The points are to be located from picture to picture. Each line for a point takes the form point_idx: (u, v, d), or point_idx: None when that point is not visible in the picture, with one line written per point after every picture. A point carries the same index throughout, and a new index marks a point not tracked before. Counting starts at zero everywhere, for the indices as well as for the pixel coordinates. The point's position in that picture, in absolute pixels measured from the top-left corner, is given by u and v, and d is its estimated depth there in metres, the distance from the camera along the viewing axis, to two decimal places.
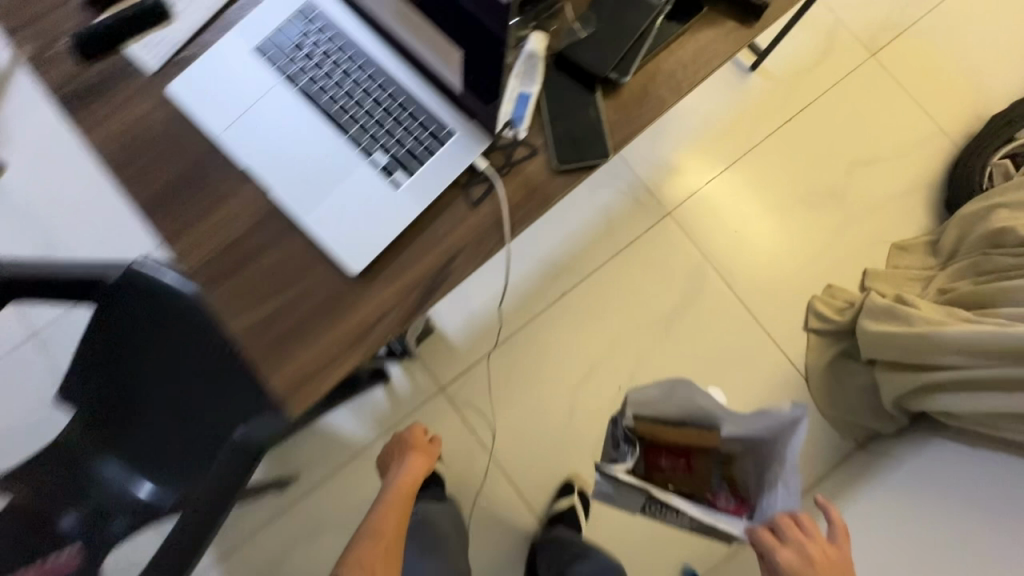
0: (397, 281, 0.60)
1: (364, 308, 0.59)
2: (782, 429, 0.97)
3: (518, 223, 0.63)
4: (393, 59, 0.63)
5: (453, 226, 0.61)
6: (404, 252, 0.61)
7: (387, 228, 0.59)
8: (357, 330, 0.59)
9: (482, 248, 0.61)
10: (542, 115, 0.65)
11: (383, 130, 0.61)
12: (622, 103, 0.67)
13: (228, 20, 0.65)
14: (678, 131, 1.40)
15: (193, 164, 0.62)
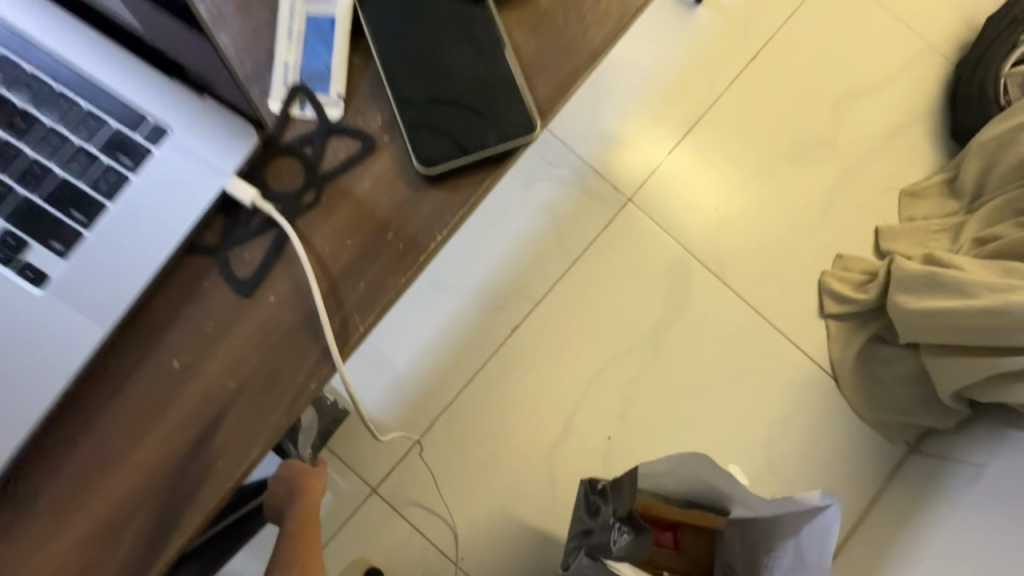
0: (138, 434, 0.38)
1: (83, 515, 0.36)
2: (800, 520, 0.69)
3: (353, 285, 0.39)
4: (25, 33, 0.36)
5: (229, 322, 0.39)
6: (120, 397, 0.38)
7: (59, 343, 0.36)
8: (68, 523, 0.36)
9: (284, 356, 0.39)
10: (382, 71, 0.40)
11: (19, 167, 0.36)
12: (534, 30, 0.42)
13: None
14: (622, 92, 1.09)
15: None
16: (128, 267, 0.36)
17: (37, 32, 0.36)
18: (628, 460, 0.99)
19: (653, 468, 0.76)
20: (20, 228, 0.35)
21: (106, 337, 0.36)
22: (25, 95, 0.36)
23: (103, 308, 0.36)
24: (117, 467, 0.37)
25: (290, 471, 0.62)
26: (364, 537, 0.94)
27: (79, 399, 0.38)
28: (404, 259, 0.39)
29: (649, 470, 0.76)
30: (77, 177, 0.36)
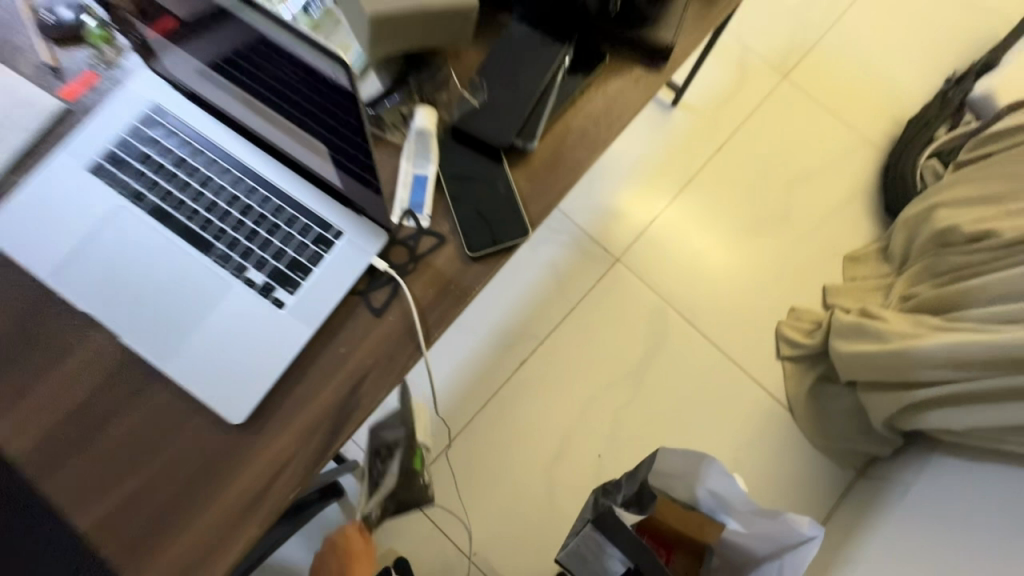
0: (291, 424, 0.49)
1: (249, 487, 0.47)
2: (784, 546, 0.75)
3: (434, 326, 0.52)
4: (263, 159, 0.53)
5: (355, 342, 0.51)
6: (289, 401, 0.49)
7: (267, 364, 0.49)
8: (248, 496, 0.47)
9: (393, 365, 0.51)
10: (444, 198, 0.54)
11: (256, 243, 0.51)
12: (535, 172, 0.56)
13: (55, 136, 0.54)
14: (613, 175, 1.36)
15: (19, 319, 0.50)
16: (318, 310, 0.50)
17: (269, 158, 0.53)
18: (615, 475, 1.18)
19: (665, 469, 0.79)
20: (251, 285, 0.51)
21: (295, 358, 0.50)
22: (260, 196, 0.52)
23: (300, 339, 0.50)
24: (274, 448, 0.48)
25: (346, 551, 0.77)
26: (393, 533, 1.14)
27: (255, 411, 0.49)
28: (471, 293, 0.53)
29: (664, 468, 0.79)
30: (292, 248, 0.51)
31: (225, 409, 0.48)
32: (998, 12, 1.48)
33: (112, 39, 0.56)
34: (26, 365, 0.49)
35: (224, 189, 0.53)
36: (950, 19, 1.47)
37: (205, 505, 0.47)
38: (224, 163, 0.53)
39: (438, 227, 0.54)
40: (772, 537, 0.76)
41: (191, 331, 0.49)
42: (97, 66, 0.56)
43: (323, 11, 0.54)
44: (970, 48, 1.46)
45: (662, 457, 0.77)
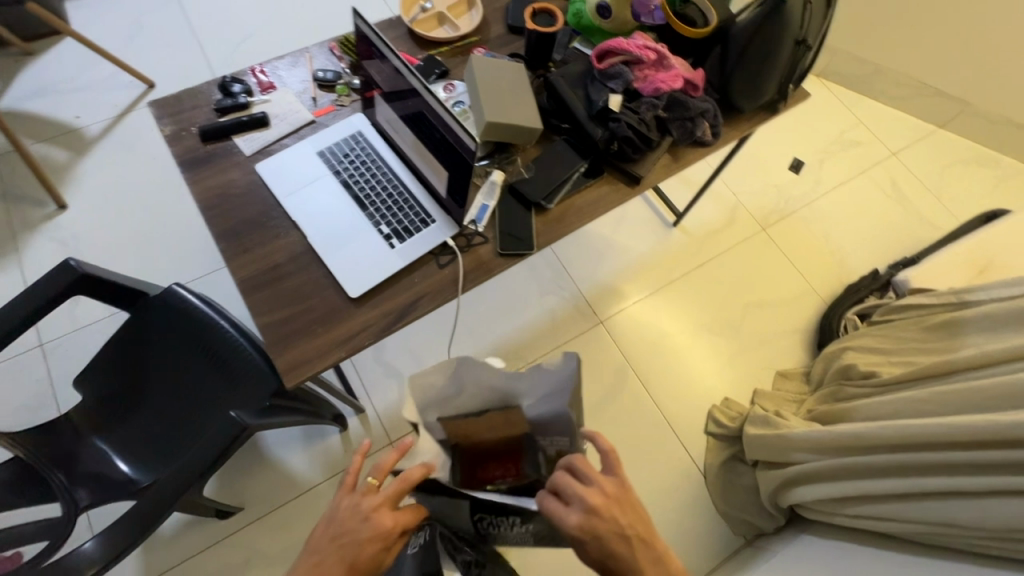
0: (378, 308, 0.88)
1: (345, 333, 0.86)
2: (557, 390, 0.83)
3: (468, 283, 0.92)
4: (405, 171, 0.97)
5: (424, 278, 0.91)
6: (381, 295, 0.89)
7: (376, 273, 0.89)
8: (345, 336, 0.85)
9: (440, 295, 0.90)
10: (495, 220, 0.96)
11: (389, 212, 0.94)
12: (548, 220, 0.98)
13: (304, 132, 1.01)
14: (616, 260, 1.78)
15: (257, 214, 0.93)
16: (411, 256, 0.91)
17: (408, 172, 0.97)
18: None
19: (432, 395, 0.86)
20: (381, 233, 0.93)
21: (390, 276, 0.90)
22: (398, 191, 0.96)
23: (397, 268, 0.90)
24: (364, 319, 0.87)
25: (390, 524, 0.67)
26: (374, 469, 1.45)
27: (361, 295, 0.88)
28: (490, 271, 0.93)
29: (429, 394, 0.86)
30: (406, 221, 0.94)
31: (348, 288, 0.88)
32: (939, 232, 1.92)
33: (348, 92, 1.05)
34: (255, 238, 0.91)
35: (380, 181, 0.97)
36: (895, 225, 1.93)
37: (322, 334, 0.85)
38: (385, 168, 0.98)
39: (486, 233, 0.95)
40: (545, 393, 0.85)
41: (342, 246, 0.91)
42: (336, 103, 1.04)
43: (462, 111, 1.02)
44: (908, 250, 1.89)
45: (424, 391, 0.85)
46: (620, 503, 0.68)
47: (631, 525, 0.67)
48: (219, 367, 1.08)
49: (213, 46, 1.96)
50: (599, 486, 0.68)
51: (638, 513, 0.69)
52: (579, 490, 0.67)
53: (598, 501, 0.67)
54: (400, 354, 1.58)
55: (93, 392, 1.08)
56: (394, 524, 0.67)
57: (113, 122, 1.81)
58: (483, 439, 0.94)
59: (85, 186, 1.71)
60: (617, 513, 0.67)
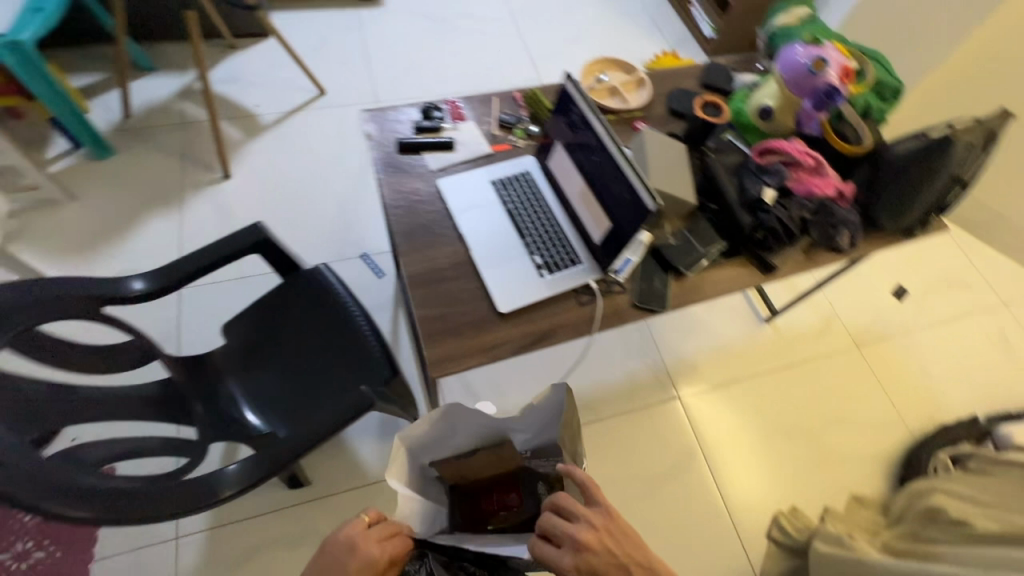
0: (520, 327, 0.96)
1: (488, 342, 0.94)
2: (548, 417, 1.00)
3: (602, 324, 0.99)
4: (562, 213, 1.08)
5: (564, 310, 0.99)
6: (525, 316, 0.97)
7: (525, 296, 0.98)
8: (487, 344, 0.94)
9: (576, 329, 0.98)
10: (635, 274, 1.04)
11: (542, 245, 1.04)
12: (683, 286, 1.06)
13: (481, 161, 1.15)
14: (702, 340, 1.81)
15: (431, 221, 1.05)
16: (557, 287, 1.00)
17: (565, 214, 1.07)
18: None
19: (425, 441, 1.02)
20: (534, 263, 1.02)
21: (536, 301, 0.99)
22: (553, 229, 1.06)
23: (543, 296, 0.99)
24: (506, 333, 0.95)
25: (378, 552, 0.80)
26: None
27: (508, 312, 0.97)
28: (622, 319, 1.01)
29: (420, 441, 1.01)
30: (557, 257, 1.03)
31: (499, 303, 0.97)
32: None
33: (525, 136, 1.19)
34: (425, 240, 1.03)
35: (539, 217, 1.07)
36: (998, 376, 1.86)
37: (468, 338, 0.94)
38: (545, 206, 1.08)
39: (624, 284, 1.03)
40: (536, 422, 1.02)
41: (499, 265, 1.01)
42: (512, 142, 1.18)
43: None
44: (1009, 405, 1.81)
45: (414, 442, 1.00)
46: (608, 533, 0.80)
47: (621, 551, 0.79)
48: (346, 350, 1.18)
49: (381, 75, 2.24)
50: (586, 521, 0.80)
51: (627, 538, 0.81)
52: (570, 531, 0.79)
53: (588, 536, 0.78)
54: (482, 379, 1.65)
55: (237, 341, 1.21)
56: (381, 554, 0.80)
57: (284, 117, 2.08)
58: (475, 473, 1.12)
59: (250, 163, 1.96)
60: (606, 541, 0.79)
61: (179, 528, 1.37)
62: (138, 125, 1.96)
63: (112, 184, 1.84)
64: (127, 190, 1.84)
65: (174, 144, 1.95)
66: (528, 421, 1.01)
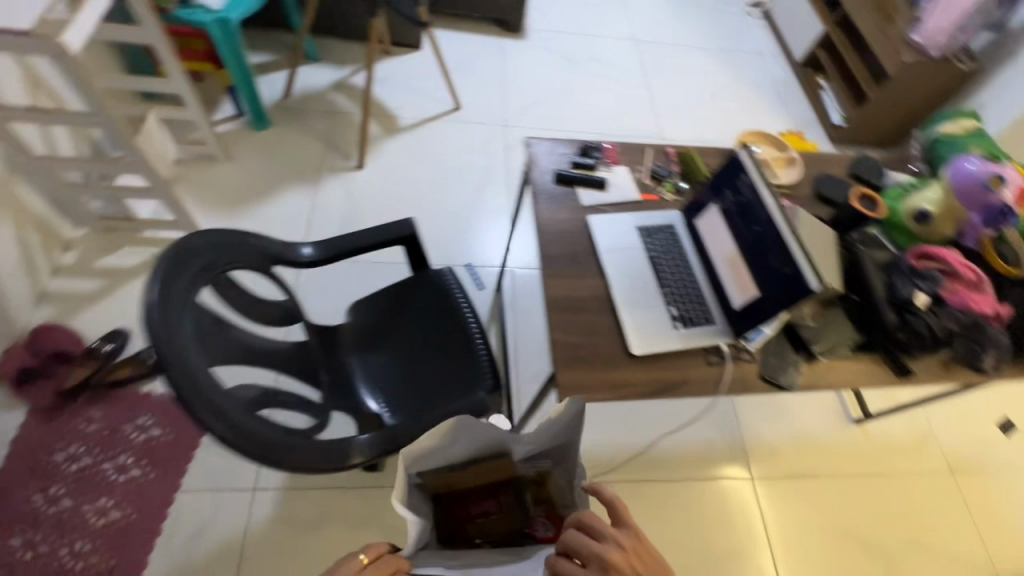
0: (648, 372, 0.98)
1: (616, 380, 0.97)
2: (562, 424, 0.94)
3: (728, 389, 1.00)
4: (702, 272, 1.11)
5: (693, 366, 1.00)
6: (654, 363, 1.00)
7: (658, 344, 1.01)
8: (615, 381, 0.96)
9: (701, 387, 0.99)
10: (766, 346, 1.04)
11: (679, 298, 1.06)
12: (812, 370, 1.05)
13: (628, 205, 1.19)
14: (784, 425, 1.76)
15: (576, 252, 1.10)
16: (689, 343, 1.02)
17: (705, 273, 1.10)
18: None
19: (422, 451, 0.89)
20: (669, 314, 1.04)
21: (667, 351, 1.01)
22: (691, 285, 1.09)
23: (675, 348, 1.01)
24: (635, 376, 0.98)
25: None
26: None
27: (639, 355, 0.99)
28: (747, 388, 1.01)
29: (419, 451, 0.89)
30: (692, 313, 1.05)
31: (632, 344, 1.00)
32: None
33: (673, 191, 1.23)
34: (569, 268, 1.08)
35: (679, 271, 1.10)
36: None
37: (597, 371, 0.97)
38: (686, 262, 1.12)
39: (755, 353, 1.03)
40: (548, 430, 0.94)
41: (636, 308, 1.04)
42: (660, 194, 1.22)
43: None
44: None
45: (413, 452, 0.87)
46: (636, 558, 0.77)
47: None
48: (461, 359, 1.26)
49: (513, 102, 2.37)
50: (613, 541, 0.78)
51: (657, 564, 0.78)
52: (596, 551, 0.77)
53: (614, 557, 0.75)
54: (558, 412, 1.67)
55: (360, 321, 1.29)
56: None
57: (420, 124, 2.23)
58: (467, 485, 0.98)
59: (383, 159, 2.11)
60: (635, 564, 0.76)
61: (259, 480, 1.45)
62: (295, 106, 2.16)
63: (263, 153, 2.02)
64: (274, 161, 2.02)
65: (322, 129, 2.13)
66: (540, 432, 0.94)
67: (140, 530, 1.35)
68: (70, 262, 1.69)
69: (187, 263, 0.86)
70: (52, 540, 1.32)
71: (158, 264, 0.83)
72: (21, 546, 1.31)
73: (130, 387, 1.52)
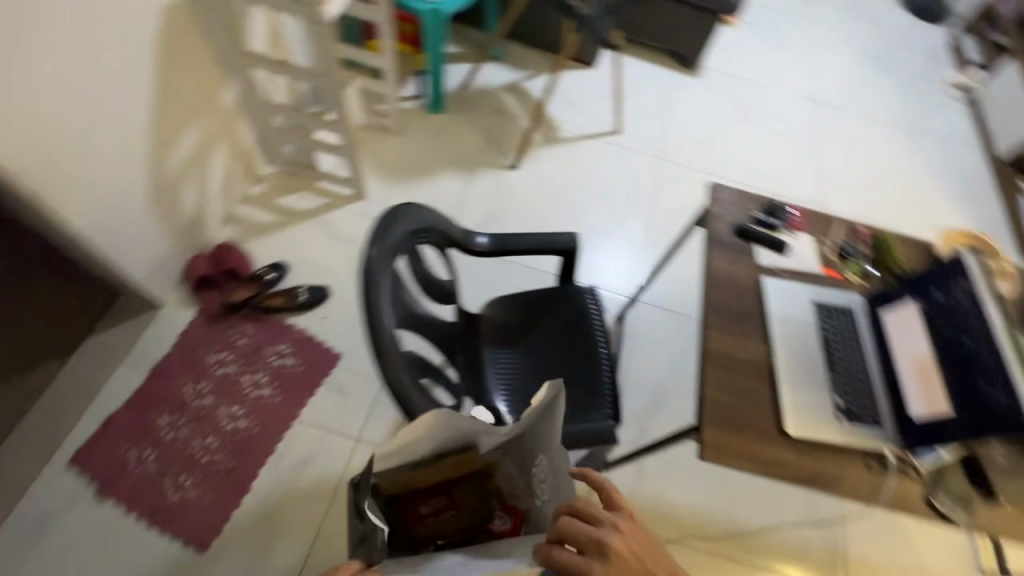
0: (799, 458, 0.93)
1: (764, 456, 0.92)
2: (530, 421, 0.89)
3: (885, 503, 0.91)
4: (876, 369, 1.03)
5: (850, 466, 0.93)
6: (808, 450, 0.93)
7: (817, 432, 0.94)
8: (763, 457, 0.92)
9: (855, 491, 0.92)
10: (937, 469, 0.94)
11: (847, 390, 0.99)
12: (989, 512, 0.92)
13: (807, 276, 1.13)
14: (898, 552, 1.57)
15: (743, 311, 1.06)
16: (852, 440, 0.94)
17: (882, 372, 1.02)
18: None
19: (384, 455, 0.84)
20: (835, 403, 0.98)
21: (825, 443, 0.94)
22: (863, 380, 1.01)
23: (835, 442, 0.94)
24: (785, 457, 0.92)
25: None
26: None
27: (794, 438, 0.94)
28: (908, 510, 0.91)
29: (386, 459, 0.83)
30: (860, 410, 0.98)
31: (789, 424, 0.94)
32: None
33: (859, 274, 1.14)
34: (733, 326, 1.04)
35: (852, 361, 1.03)
36: None
37: (745, 441, 0.93)
38: (860, 354, 1.04)
39: (923, 473, 0.93)
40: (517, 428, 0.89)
41: (799, 387, 0.98)
42: (843, 274, 1.14)
43: None
44: None
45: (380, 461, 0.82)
46: (635, 541, 0.76)
47: (650, 558, 0.75)
48: (586, 382, 1.28)
49: (673, 137, 2.34)
50: (613, 526, 0.76)
51: (654, 548, 0.77)
52: (598, 536, 0.74)
53: (615, 543, 0.74)
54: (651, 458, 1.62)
55: (499, 317, 1.34)
56: None
57: (578, 138, 2.26)
58: (417, 485, 0.95)
59: (537, 165, 2.17)
60: (634, 547, 0.75)
61: (362, 434, 1.55)
62: (468, 97, 2.28)
63: (431, 135, 2.16)
64: (440, 145, 2.15)
65: (487, 124, 2.24)
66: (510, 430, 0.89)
67: (260, 444, 1.50)
68: (256, 194, 1.91)
69: (390, 230, 0.94)
70: (191, 428, 1.50)
71: (380, 222, 0.95)
72: (168, 426, 1.50)
73: (278, 315, 1.69)
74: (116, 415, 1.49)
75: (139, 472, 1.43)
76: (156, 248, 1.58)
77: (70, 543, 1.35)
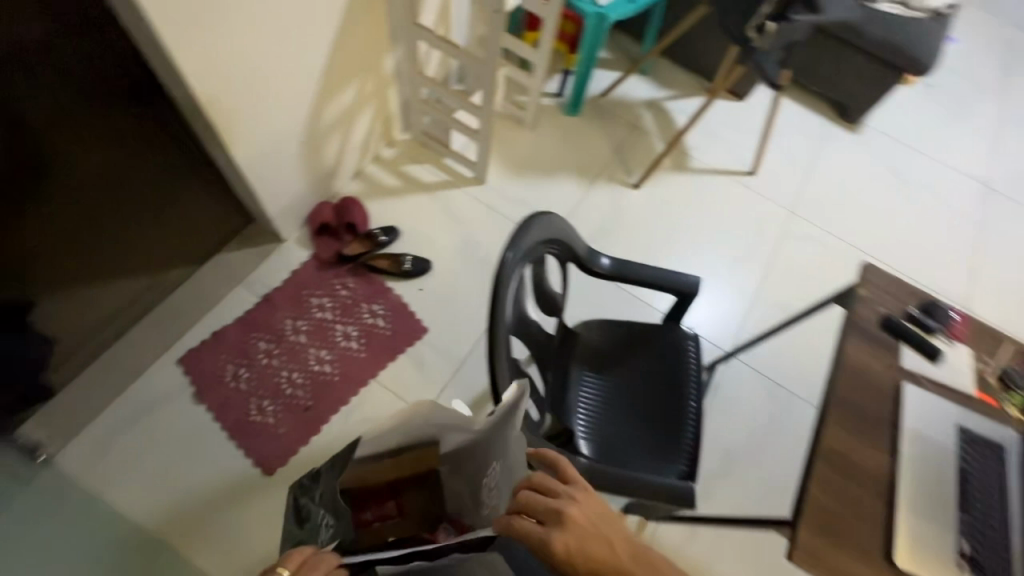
0: None
1: None
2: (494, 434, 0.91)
3: None
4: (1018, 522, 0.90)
5: None
6: None
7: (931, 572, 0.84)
8: None
9: None
10: None
11: (976, 535, 0.88)
12: None
13: (956, 394, 1.00)
14: None
15: (873, 413, 0.96)
16: None
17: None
18: None
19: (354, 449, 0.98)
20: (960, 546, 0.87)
21: None
22: (998, 531, 0.89)
23: None
24: None
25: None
26: None
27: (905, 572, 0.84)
28: None
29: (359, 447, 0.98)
30: (988, 563, 0.86)
31: (902, 556, 0.84)
32: None
33: (1019, 409, 1.00)
34: (857, 427, 0.94)
35: (989, 504, 0.91)
36: None
37: (845, 557, 0.84)
38: (1000, 499, 0.92)
39: None
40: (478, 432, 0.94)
41: (921, 517, 0.88)
42: (1000, 402, 1.00)
43: None
44: None
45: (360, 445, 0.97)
46: (589, 508, 0.78)
47: (602, 528, 0.76)
48: (668, 430, 1.23)
49: (813, 191, 2.17)
50: (564, 496, 0.78)
51: (608, 519, 0.77)
52: (554, 506, 0.76)
53: (570, 511, 0.76)
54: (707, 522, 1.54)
55: (595, 340, 1.31)
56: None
57: (708, 171, 2.16)
58: (372, 482, 1.06)
59: (658, 190, 2.10)
60: (584, 516, 0.76)
61: None
62: (606, 106, 2.24)
63: (560, 135, 2.15)
64: (566, 147, 2.13)
65: (619, 137, 2.19)
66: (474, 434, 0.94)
67: (338, 392, 1.59)
68: (387, 157, 2.00)
69: (527, 235, 0.95)
70: (283, 359, 1.61)
71: (519, 225, 0.96)
72: (264, 351, 1.61)
73: (380, 276, 1.77)
74: (224, 329, 1.62)
75: (232, 386, 1.56)
76: (292, 189, 1.69)
77: (163, 430, 1.49)
